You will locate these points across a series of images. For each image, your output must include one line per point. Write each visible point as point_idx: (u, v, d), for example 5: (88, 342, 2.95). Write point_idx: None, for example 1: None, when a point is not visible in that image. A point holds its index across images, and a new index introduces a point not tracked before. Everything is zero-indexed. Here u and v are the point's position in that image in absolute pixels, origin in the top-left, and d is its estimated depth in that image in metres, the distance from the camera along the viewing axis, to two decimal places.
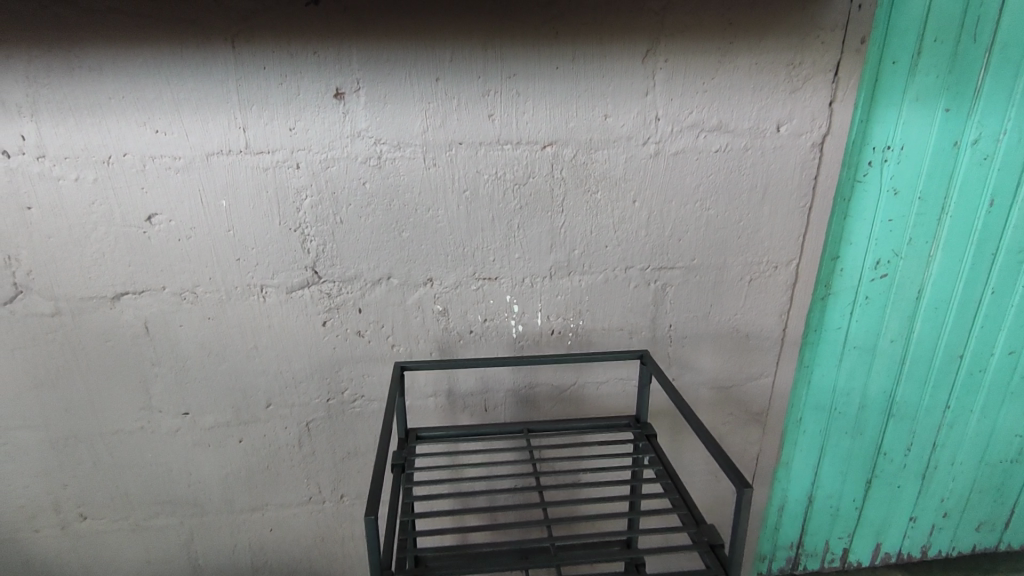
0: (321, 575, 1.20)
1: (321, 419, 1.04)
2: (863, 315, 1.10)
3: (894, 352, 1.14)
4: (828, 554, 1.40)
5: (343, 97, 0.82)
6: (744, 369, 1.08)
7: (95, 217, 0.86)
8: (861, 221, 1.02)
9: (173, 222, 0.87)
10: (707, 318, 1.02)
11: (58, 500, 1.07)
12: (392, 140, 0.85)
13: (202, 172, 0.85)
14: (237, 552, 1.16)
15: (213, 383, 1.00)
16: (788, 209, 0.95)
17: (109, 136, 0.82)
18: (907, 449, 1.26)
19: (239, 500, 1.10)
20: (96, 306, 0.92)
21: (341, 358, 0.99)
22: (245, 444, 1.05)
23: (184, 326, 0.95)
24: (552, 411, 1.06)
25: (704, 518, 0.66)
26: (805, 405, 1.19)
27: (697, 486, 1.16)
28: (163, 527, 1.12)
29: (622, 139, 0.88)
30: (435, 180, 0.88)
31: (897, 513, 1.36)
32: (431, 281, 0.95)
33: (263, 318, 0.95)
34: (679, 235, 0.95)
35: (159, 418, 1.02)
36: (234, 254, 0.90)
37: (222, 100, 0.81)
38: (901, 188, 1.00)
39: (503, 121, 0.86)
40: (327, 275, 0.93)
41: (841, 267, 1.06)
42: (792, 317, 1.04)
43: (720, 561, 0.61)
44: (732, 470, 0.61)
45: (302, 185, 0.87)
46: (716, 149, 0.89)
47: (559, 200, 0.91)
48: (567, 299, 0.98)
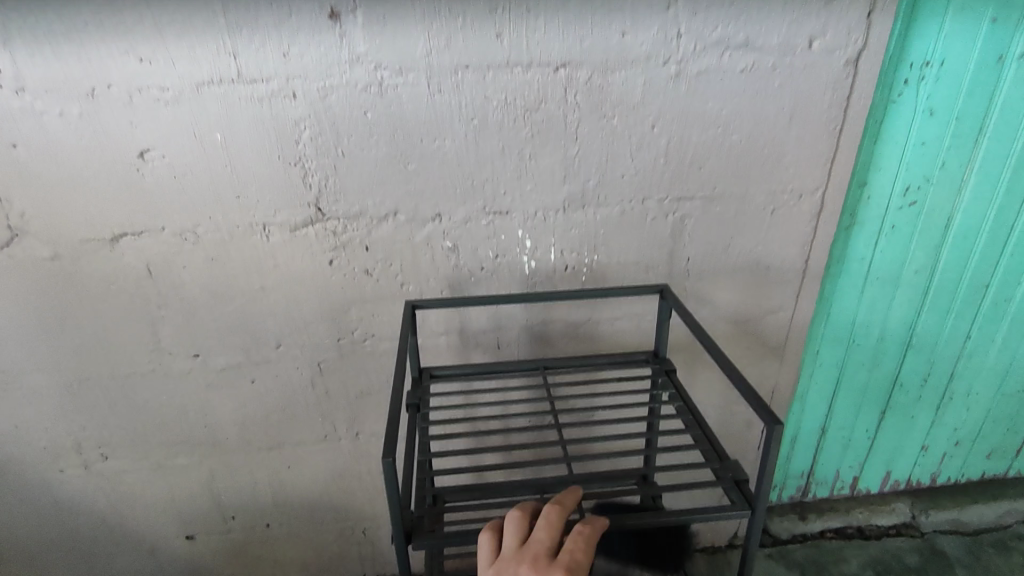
0: (340, 507, 1.23)
1: (333, 360, 1.03)
2: (888, 245, 1.06)
3: (918, 282, 1.10)
4: (838, 481, 1.43)
5: (339, 18, 0.76)
6: (762, 303, 1.05)
7: (85, 154, 0.82)
8: (893, 145, 0.96)
9: (168, 159, 0.83)
10: (727, 251, 0.98)
11: (78, 441, 1.08)
12: (394, 65, 0.79)
13: (194, 104, 0.80)
14: (257, 487, 1.18)
15: (221, 325, 0.98)
16: (816, 134, 0.89)
17: (92, 67, 0.77)
18: (924, 380, 1.25)
19: (256, 439, 1.11)
20: (96, 249, 0.89)
21: (350, 297, 0.97)
22: (258, 385, 1.05)
23: (187, 268, 0.92)
24: (566, 348, 1.05)
25: (728, 454, 0.66)
26: (822, 338, 1.16)
27: (712, 418, 1.16)
28: (184, 466, 1.14)
29: (641, 59, 0.81)
30: (441, 108, 0.82)
31: (910, 442, 1.36)
32: (440, 217, 0.91)
33: (268, 259, 0.93)
34: (699, 163, 0.90)
35: (170, 361, 1.01)
36: (233, 192, 0.87)
37: (208, 24, 0.75)
38: (938, 109, 0.93)
39: (512, 41, 0.79)
40: (331, 212, 0.89)
41: (868, 195, 1.01)
42: (815, 248, 1.00)
43: (745, 496, 0.61)
44: (760, 407, 0.60)
45: (300, 117, 0.82)
46: (742, 68, 0.83)
47: (573, 127, 0.86)
48: (581, 233, 0.94)
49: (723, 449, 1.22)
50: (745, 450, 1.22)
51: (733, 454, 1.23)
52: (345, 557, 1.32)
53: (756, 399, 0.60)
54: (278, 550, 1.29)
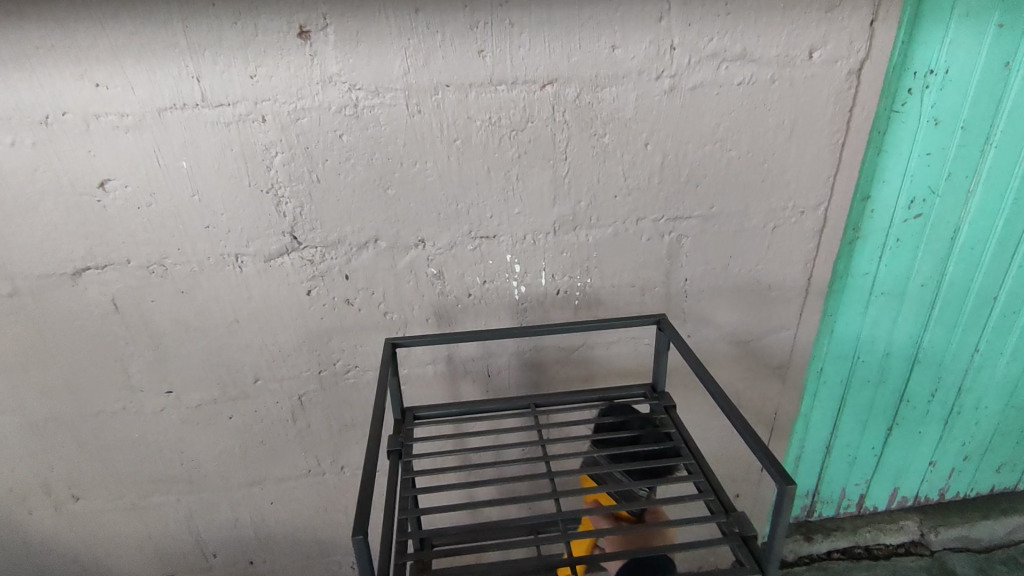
0: (327, 543, 1.17)
1: (314, 392, 0.98)
2: (893, 259, 1.01)
3: (924, 297, 1.06)
4: (845, 500, 1.38)
5: (309, 36, 0.71)
6: (764, 323, 1.00)
7: (41, 185, 0.77)
8: (897, 156, 0.92)
9: (130, 188, 0.78)
10: (726, 271, 0.94)
11: (47, 482, 1.03)
12: (369, 85, 0.74)
13: (156, 130, 0.75)
14: (239, 524, 1.12)
15: (195, 360, 0.93)
16: (818, 148, 0.85)
17: (44, 93, 0.71)
18: (931, 396, 1.20)
19: (236, 476, 1.06)
20: (57, 284, 0.84)
21: (331, 328, 0.92)
22: (236, 420, 1.00)
23: (156, 302, 0.87)
24: (559, 374, 1.00)
25: (734, 507, 0.63)
26: (826, 355, 1.11)
27: (712, 441, 1.11)
28: (160, 505, 1.08)
29: (632, 74, 0.77)
30: (421, 129, 0.77)
31: (917, 459, 1.32)
32: (423, 243, 0.86)
33: (242, 290, 0.87)
34: (696, 180, 0.85)
35: (142, 398, 0.96)
36: (202, 222, 0.81)
37: (169, 45, 0.70)
38: (943, 118, 0.89)
39: (495, 58, 0.74)
40: (307, 240, 0.84)
41: (871, 208, 0.96)
42: (818, 266, 0.95)
43: (754, 556, 0.58)
44: (772, 464, 0.56)
45: (270, 141, 0.77)
46: (738, 81, 0.78)
47: (561, 146, 0.81)
48: (573, 256, 0.89)
49: (726, 472, 1.17)
50: (749, 473, 1.18)
51: (736, 478, 1.18)
52: None
53: (765, 452, 0.58)
54: None
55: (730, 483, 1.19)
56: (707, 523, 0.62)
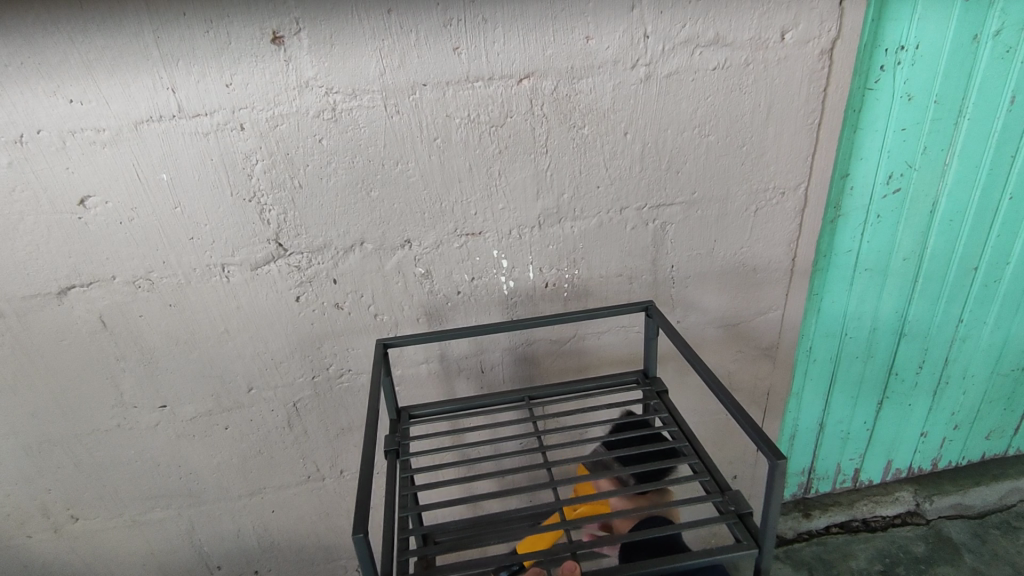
0: (330, 548, 1.17)
1: (309, 398, 0.98)
2: (874, 234, 1.02)
3: (907, 270, 1.07)
4: (840, 475, 1.40)
5: (282, 41, 0.71)
6: (752, 305, 1.01)
7: (20, 206, 0.76)
8: (873, 133, 0.93)
9: (111, 204, 0.78)
10: (711, 255, 0.95)
11: (45, 504, 1.02)
12: (346, 88, 0.74)
13: (134, 143, 0.74)
14: (242, 534, 1.12)
15: (187, 372, 0.93)
16: (795, 129, 0.85)
17: (17, 112, 0.71)
18: (919, 367, 1.22)
19: (235, 486, 1.06)
20: (42, 305, 0.83)
21: (322, 333, 0.92)
22: (232, 431, 0.99)
23: (144, 316, 0.87)
24: (553, 367, 1.00)
25: (729, 486, 0.64)
26: (815, 333, 1.13)
27: (707, 425, 1.13)
28: (161, 521, 1.08)
29: (607, 64, 0.77)
30: (401, 129, 0.78)
31: (909, 430, 1.34)
32: (409, 243, 0.86)
33: (230, 299, 0.87)
34: (677, 166, 0.86)
35: (135, 414, 0.95)
36: (186, 234, 0.81)
37: (142, 58, 0.70)
38: (915, 93, 0.90)
39: (471, 54, 0.75)
40: (293, 247, 0.84)
41: (851, 185, 0.97)
42: (802, 245, 0.96)
43: (750, 532, 0.59)
44: (763, 440, 0.57)
45: (250, 149, 0.76)
46: (713, 67, 0.79)
47: (541, 139, 0.81)
48: (560, 249, 0.90)
49: (723, 454, 1.18)
50: (745, 453, 1.19)
51: (733, 459, 1.20)
52: None
53: (755, 428, 0.59)
54: None
55: (728, 464, 1.20)
56: (704, 502, 0.63)
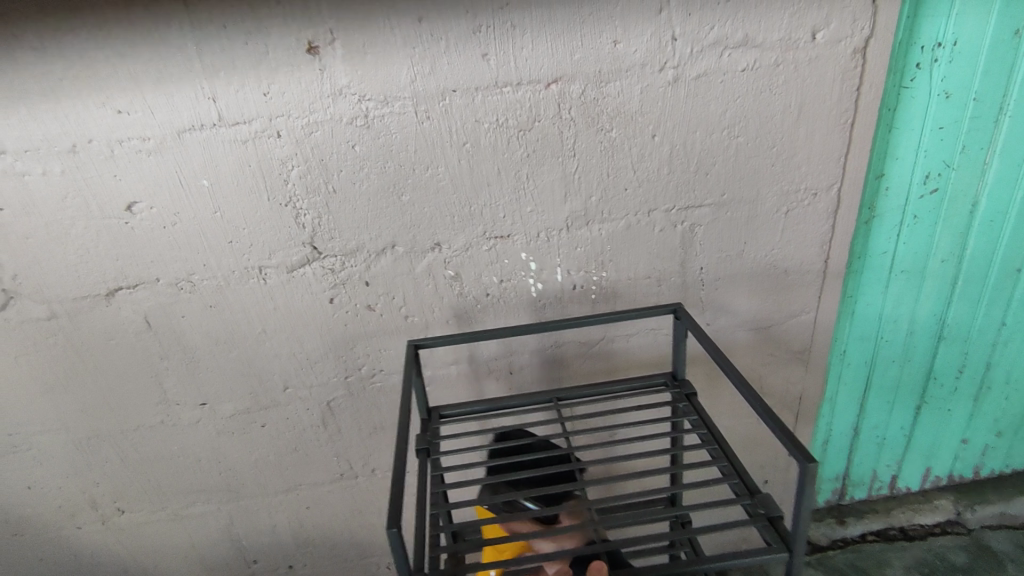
0: (362, 545, 1.20)
1: (342, 398, 1.00)
2: (911, 235, 1.00)
3: (945, 271, 1.05)
4: (876, 482, 1.37)
5: (317, 51, 0.73)
6: (783, 307, 1.00)
7: (72, 212, 0.80)
8: (909, 132, 0.91)
9: (156, 209, 0.81)
10: (741, 257, 0.94)
11: (93, 497, 1.07)
12: (378, 94, 0.76)
13: (177, 151, 0.78)
14: (278, 529, 1.15)
15: (226, 371, 0.96)
16: (827, 129, 0.84)
17: (70, 123, 0.75)
18: (959, 371, 1.19)
19: (271, 483, 1.09)
20: (92, 305, 0.87)
21: (354, 334, 0.94)
22: (268, 429, 1.02)
23: (186, 317, 0.90)
24: (581, 369, 1.01)
25: (759, 489, 0.63)
26: (849, 336, 1.11)
27: (737, 428, 1.12)
28: (201, 515, 1.11)
29: (635, 67, 0.77)
30: (431, 134, 0.79)
31: (948, 436, 1.30)
32: (439, 245, 0.88)
33: (267, 301, 0.90)
34: (706, 168, 0.85)
35: (177, 411, 0.99)
36: (226, 237, 0.84)
37: (185, 69, 0.73)
38: (954, 90, 0.88)
39: (499, 60, 0.76)
40: (327, 250, 0.86)
41: (886, 186, 0.95)
42: (835, 247, 0.95)
43: (780, 535, 0.59)
44: (794, 443, 0.57)
45: (286, 155, 0.79)
46: (742, 68, 0.79)
47: (569, 142, 0.82)
48: (588, 251, 0.91)
49: (754, 458, 1.17)
50: (777, 458, 1.18)
51: (764, 464, 1.18)
52: None
53: (786, 432, 0.58)
54: None
55: (759, 469, 1.19)
56: (733, 505, 0.62)
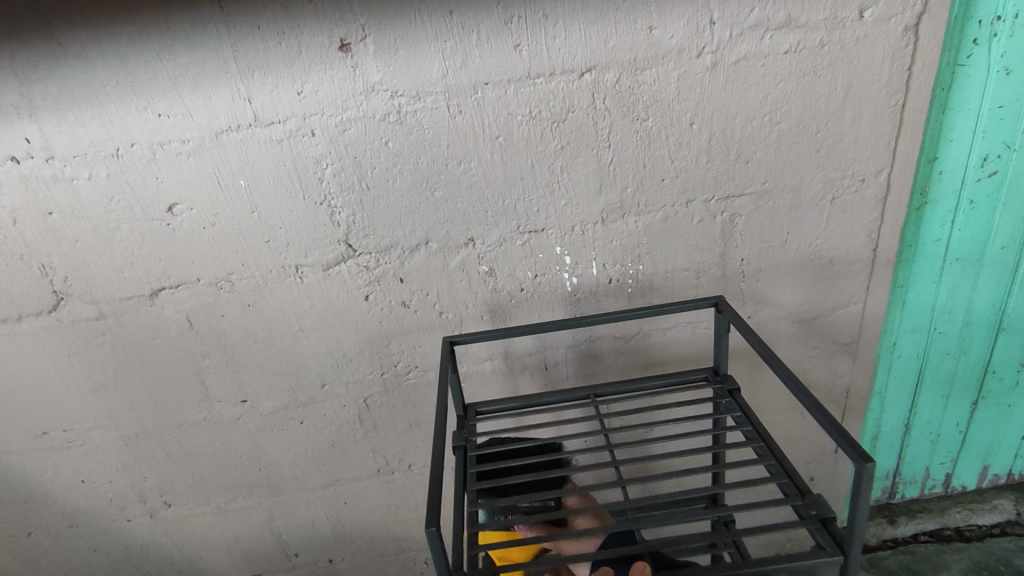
0: (400, 539, 1.21)
1: (378, 394, 1.01)
2: (967, 221, 0.95)
3: (1005, 259, 0.99)
4: (929, 480, 1.31)
5: (350, 48, 0.73)
6: (829, 299, 0.96)
7: (117, 214, 0.82)
8: (965, 113, 0.86)
9: (196, 210, 0.83)
10: (784, 248, 0.91)
11: (142, 490, 1.10)
12: (410, 90, 0.76)
13: (215, 152, 0.79)
14: (318, 523, 1.17)
15: (265, 369, 0.97)
16: (876, 111, 0.80)
17: (113, 128, 0.76)
18: (1021, 365, 1.12)
19: (311, 478, 1.10)
20: (137, 305, 0.90)
21: (390, 331, 0.94)
22: (307, 425, 1.04)
23: (226, 315, 0.92)
24: (618, 364, 0.99)
25: (810, 489, 0.61)
26: (900, 328, 1.06)
27: (780, 424, 1.08)
28: (243, 509, 1.14)
29: (672, 53, 0.75)
30: (464, 129, 0.78)
31: (1008, 433, 1.23)
32: (472, 241, 0.87)
33: (304, 299, 0.91)
34: (746, 156, 0.83)
35: (219, 408, 1.01)
36: (263, 236, 0.85)
37: (221, 71, 0.74)
38: (1015, 66, 0.83)
39: (531, 51, 0.74)
40: (362, 247, 0.87)
41: (939, 170, 0.91)
42: (884, 235, 0.91)
43: (834, 538, 0.56)
44: (849, 441, 0.54)
45: (320, 154, 0.79)
46: (785, 50, 0.76)
47: (604, 133, 0.80)
48: (624, 244, 0.89)
49: (799, 455, 1.13)
50: (823, 455, 1.14)
51: (809, 460, 1.14)
52: None
53: (839, 429, 0.56)
54: None
55: (803, 466, 1.15)
56: (783, 506, 0.60)
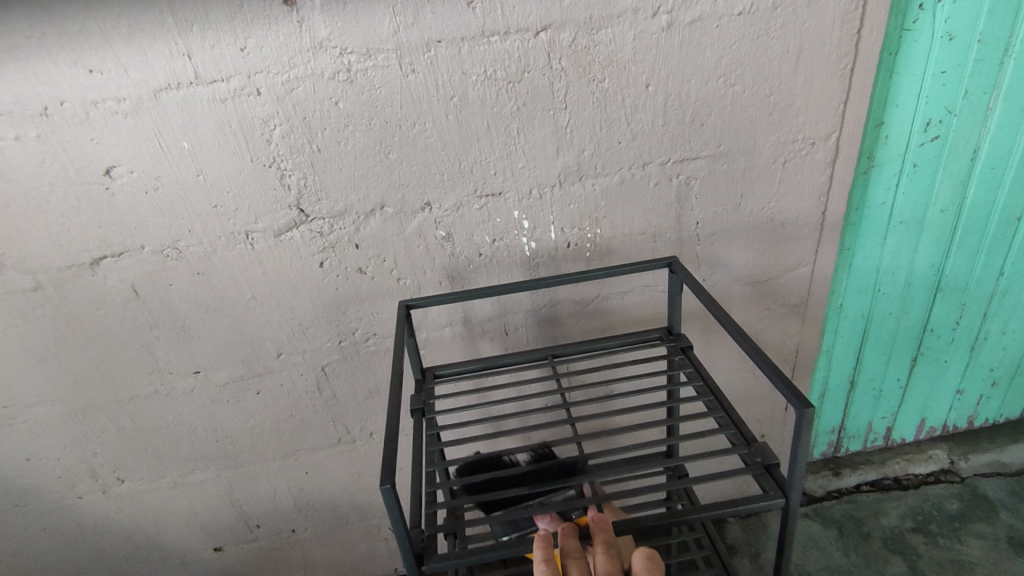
0: (363, 507, 1.21)
1: (337, 362, 1.00)
2: (910, 185, 0.98)
3: (944, 221, 1.03)
4: (871, 433, 1.38)
5: (295, 2, 0.70)
6: (779, 261, 0.99)
7: (49, 178, 0.78)
8: (910, 77, 0.88)
9: (136, 173, 0.79)
10: (737, 211, 0.92)
11: (93, 466, 1.07)
12: (360, 47, 0.73)
13: (155, 111, 0.75)
14: (279, 494, 1.16)
15: (217, 339, 0.95)
16: (826, 74, 0.81)
17: (39, 84, 0.71)
18: (956, 323, 1.18)
19: (270, 450, 1.09)
20: (77, 275, 0.86)
21: (347, 298, 0.93)
22: (264, 396, 1.02)
23: (174, 284, 0.89)
24: (577, 327, 1.00)
25: (755, 438, 0.64)
26: (846, 289, 1.10)
27: (734, 384, 1.12)
28: (201, 482, 1.12)
29: (627, 12, 0.74)
30: (416, 89, 0.76)
31: (943, 388, 1.31)
32: (428, 205, 0.86)
33: (256, 266, 0.88)
34: (702, 118, 0.83)
35: (172, 380, 0.98)
36: (209, 202, 0.82)
37: (157, 25, 0.70)
38: (957, 32, 0.84)
39: (485, 7, 0.72)
40: (314, 212, 0.84)
41: (885, 134, 0.93)
42: (833, 198, 0.93)
43: (776, 481, 0.59)
44: (790, 389, 0.57)
45: (267, 114, 0.76)
46: (739, 11, 0.75)
47: (560, 94, 0.79)
48: (582, 207, 0.89)
49: (751, 414, 1.18)
50: (773, 413, 1.19)
51: (761, 418, 1.19)
52: (376, 551, 1.32)
53: (782, 379, 0.58)
54: (309, 552, 1.29)
55: (755, 424, 1.20)
56: (730, 455, 0.62)
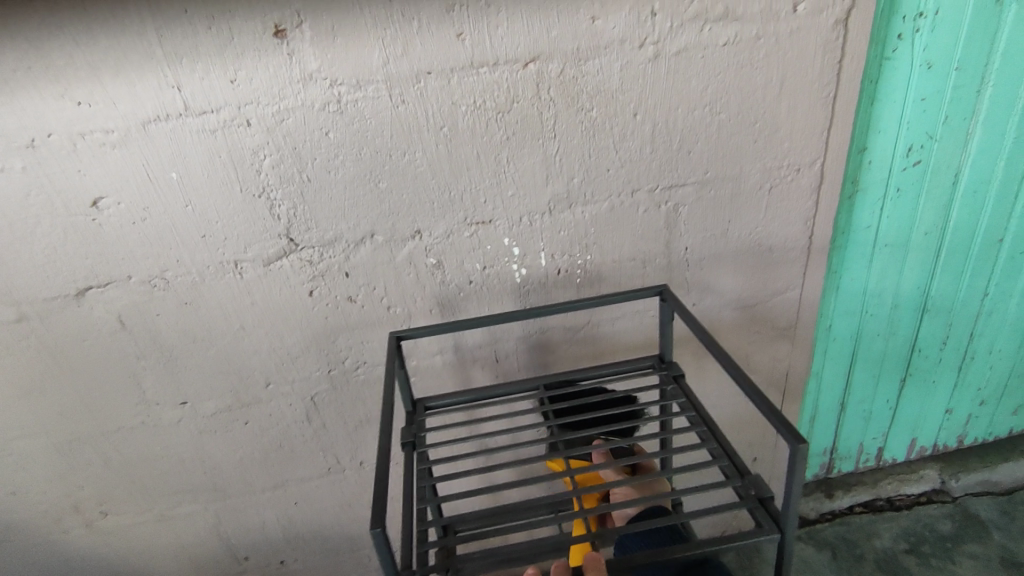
0: (354, 537, 1.19)
1: (327, 391, 0.99)
2: (894, 209, 1.00)
3: (929, 244, 1.05)
4: (863, 454, 1.38)
5: (285, 35, 0.70)
6: (768, 286, 1.00)
7: (36, 210, 0.77)
8: (891, 104, 0.90)
9: (124, 204, 0.78)
10: (725, 237, 0.93)
11: (77, 500, 1.05)
12: (350, 79, 0.73)
13: (143, 143, 0.75)
14: (268, 526, 1.14)
15: (205, 369, 0.94)
16: (809, 103, 0.83)
17: (26, 117, 0.71)
18: (943, 343, 1.19)
19: (259, 481, 1.07)
20: (62, 306, 0.85)
21: (337, 326, 0.92)
22: (252, 426, 1.01)
23: (161, 315, 0.88)
24: (569, 353, 1.00)
25: (749, 470, 0.63)
26: (835, 311, 1.11)
27: (725, 408, 1.12)
28: (188, 515, 1.10)
29: (613, 44, 0.75)
30: (406, 119, 0.77)
31: (933, 408, 1.31)
32: (419, 233, 0.86)
33: (245, 296, 0.88)
34: (689, 146, 0.84)
35: (158, 411, 0.97)
36: (198, 232, 0.81)
37: (147, 58, 0.70)
38: (935, 60, 0.87)
39: (474, 39, 0.73)
40: (304, 241, 0.84)
41: (869, 159, 0.95)
42: (819, 224, 0.94)
43: (770, 515, 0.58)
44: (783, 423, 0.57)
45: (257, 145, 0.76)
46: (723, 42, 0.77)
47: (549, 124, 0.80)
48: (571, 234, 0.89)
49: (743, 437, 1.18)
50: (765, 436, 1.18)
51: (753, 442, 1.19)
52: None
53: (775, 412, 0.58)
54: None
55: (747, 447, 1.19)
56: (724, 488, 0.62)
